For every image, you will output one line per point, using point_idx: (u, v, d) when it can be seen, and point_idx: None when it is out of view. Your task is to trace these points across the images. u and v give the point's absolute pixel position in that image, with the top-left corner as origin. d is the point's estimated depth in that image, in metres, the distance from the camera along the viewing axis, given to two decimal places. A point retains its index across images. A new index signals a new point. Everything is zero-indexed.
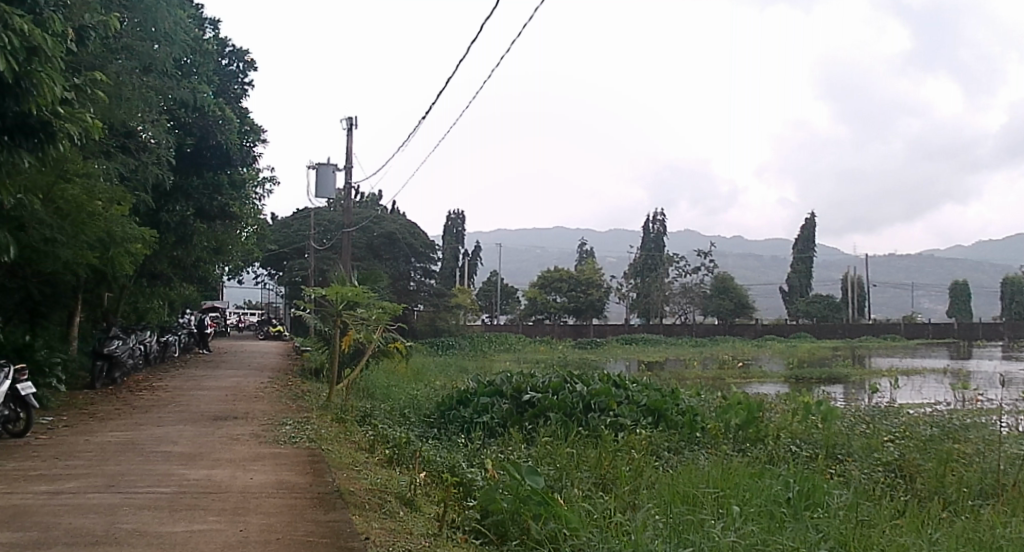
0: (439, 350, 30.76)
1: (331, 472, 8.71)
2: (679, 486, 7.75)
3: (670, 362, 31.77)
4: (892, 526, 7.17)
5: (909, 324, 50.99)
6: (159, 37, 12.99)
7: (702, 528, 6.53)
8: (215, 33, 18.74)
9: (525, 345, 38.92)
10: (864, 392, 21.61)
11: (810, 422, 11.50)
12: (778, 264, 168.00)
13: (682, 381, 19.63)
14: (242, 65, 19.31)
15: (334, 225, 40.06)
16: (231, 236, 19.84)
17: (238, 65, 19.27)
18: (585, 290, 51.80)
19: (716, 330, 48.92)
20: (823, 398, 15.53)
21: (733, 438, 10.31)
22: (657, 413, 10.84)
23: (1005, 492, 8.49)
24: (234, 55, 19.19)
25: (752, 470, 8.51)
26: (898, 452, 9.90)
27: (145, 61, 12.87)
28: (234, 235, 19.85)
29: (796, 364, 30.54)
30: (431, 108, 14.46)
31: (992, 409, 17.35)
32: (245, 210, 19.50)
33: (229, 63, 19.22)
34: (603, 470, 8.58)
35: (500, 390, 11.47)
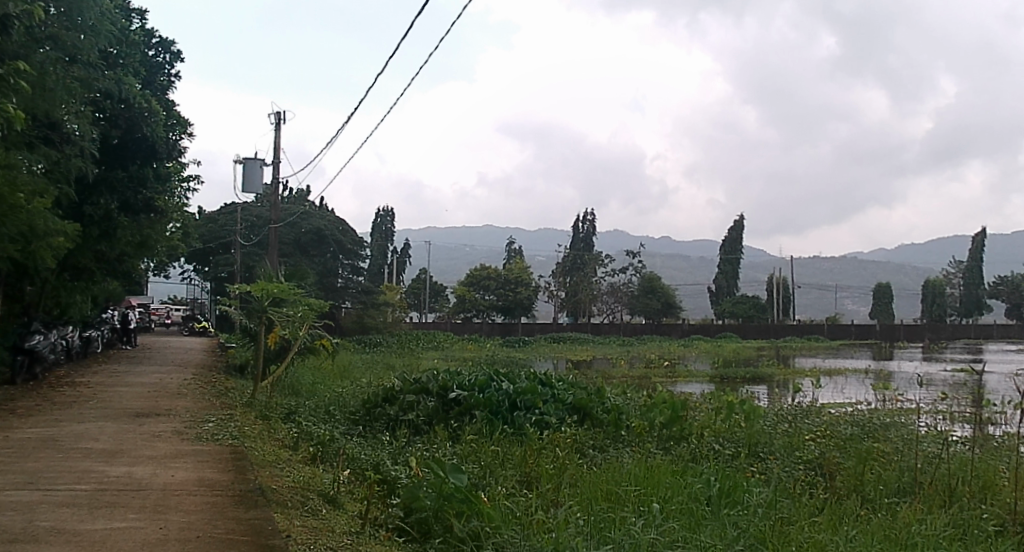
0: (366, 348, 30.42)
1: (253, 469, 8.44)
2: (601, 485, 7.75)
3: (598, 362, 31.95)
4: (810, 523, 7.27)
5: (833, 325, 52.31)
6: (85, 27, 12.56)
7: (624, 524, 6.56)
8: (141, 23, 18.21)
9: (454, 342, 38.75)
10: (788, 391, 22.04)
11: (733, 420, 11.61)
12: (706, 265, 171.13)
13: (611, 381, 19.66)
14: (167, 57, 18.79)
15: (262, 220, 39.26)
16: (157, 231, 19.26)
17: (164, 56, 18.75)
18: (514, 289, 51.84)
19: (643, 329, 49.44)
20: (745, 397, 15.74)
21: (657, 435, 10.29)
22: (582, 411, 10.83)
23: (921, 490, 8.66)
24: (161, 45, 18.68)
25: (675, 468, 8.55)
26: (819, 451, 10.06)
27: (70, 51, 12.35)
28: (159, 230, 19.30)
29: (721, 364, 31.01)
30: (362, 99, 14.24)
31: (910, 410, 17.79)
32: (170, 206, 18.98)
33: (155, 55, 18.69)
34: (527, 468, 8.50)
35: (426, 387, 11.29)
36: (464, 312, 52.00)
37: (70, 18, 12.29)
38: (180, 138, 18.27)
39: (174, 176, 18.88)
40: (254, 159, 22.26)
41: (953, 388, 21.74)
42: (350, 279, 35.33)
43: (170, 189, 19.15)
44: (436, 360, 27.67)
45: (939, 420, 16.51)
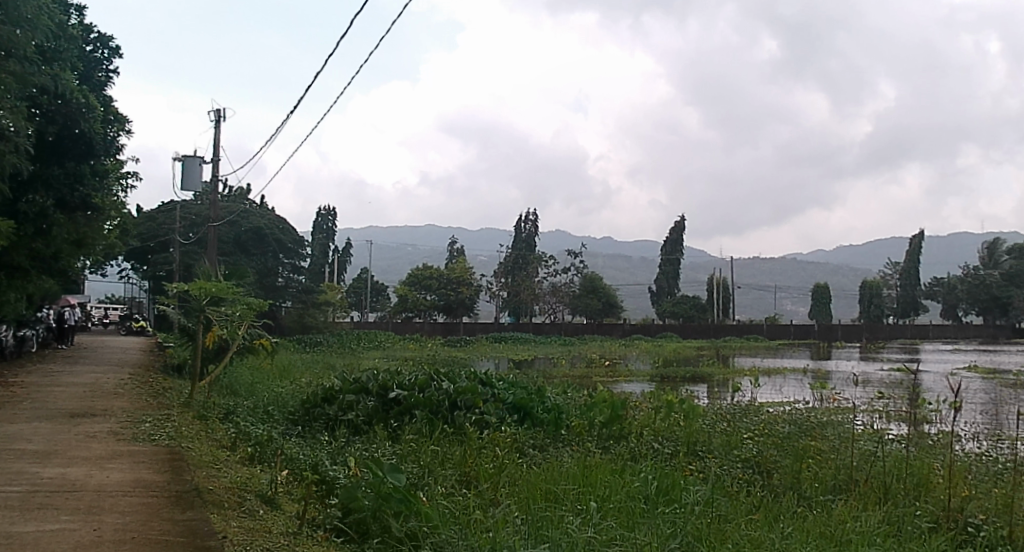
0: (306, 348, 29.83)
1: (190, 470, 8.00)
2: (539, 484, 7.50)
3: (540, 361, 31.83)
4: (747, 520, 7.12)
5: (772, 325, 53.03)
6: (20, 21, 11.87)
7: (561, 523, 6.36)
8: (79, 17, 17.46)
9: (395, 342, 38.28)
10: (728, 391, 22.13)
11: (673, 419, 11.43)
12: (647, 265, 172.71)
13: (550, 381, 19.57)
14: (106, 52, 18.03)
15: (201, 218, 38.24)
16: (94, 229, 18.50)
17: (103, 52, 18.00)
18: (457, 288, 51.41)
19: (584, 329, 49.55)
20: (685, 395, 15.77)
21: (597, 435, 10.04)
22: (522, 411, 10.52)
23: (856, 488, 8.49)
24: (99, 40, 17.91)
25: (613, 466, 8.32)
26: (756, 449, 9.86)
27: (5, 45, 11.71)
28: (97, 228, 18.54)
29: (662, 363, 31.13)
30: (305, 92, 13.77)
31: (847, 408, 18.02)
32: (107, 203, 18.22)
33: (94, 50, 17.92)
34: (466, 468, 8.24)
35: (366, 387, 10.90)
36: (405, 311, 51.58)
37: (5, 11, 11.76)
38: (118, 134, 17.80)
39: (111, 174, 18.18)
40: (193, 156, 21.59)
41: (889, 386, 22.09)
42: (289, 278, 34.29)
43: (107, 188, 18.39)
44: (378, 360, 27.26)
45: (875, 418, 16.70)
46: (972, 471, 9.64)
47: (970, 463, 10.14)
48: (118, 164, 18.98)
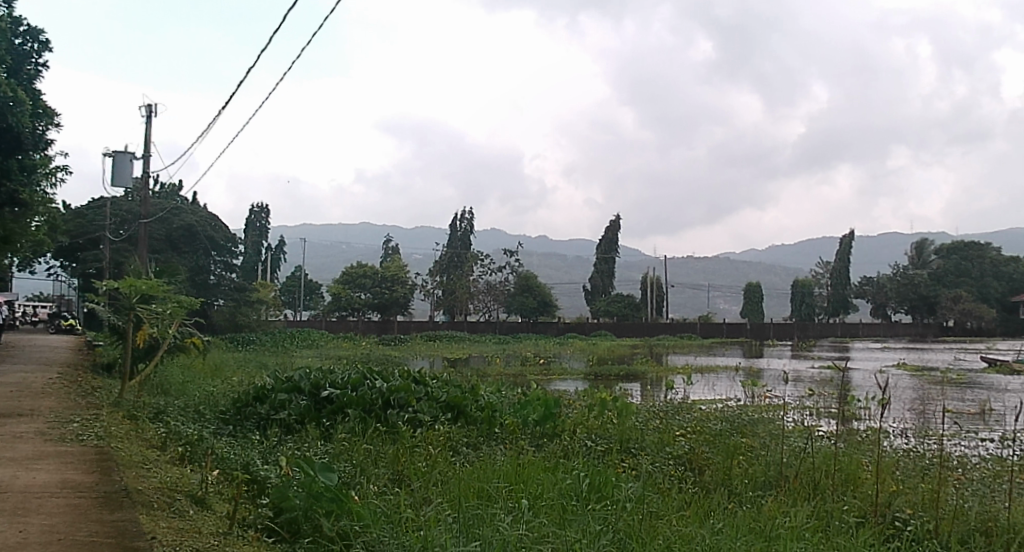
0: (238, 346, 29.12)
1: (118, 470, 7.62)
2: (472, 483, 7.27)
3: (475, 359, 31.58)
4: (679, 516, 6.98)
5: (705, 324, 53.67)
6: None
7: (492, 521, 6.17)
8: (7, 9, 16.72)
9: (329, 341, 37.57)
10: (661, 388, 22.25)
11: (606, 417, 11.26)
12: (582, 264, 173.82)
13: (486, 380, 19.31)
14: (35, 46, 17.30)
15: (132, 215, 37.03)
16: (20, 225, 17.70)
17: (32, 45, 17.26)
18: (391, 287, 50.78)
19: (519, 327, 49.53)
20: (618, 393, 15.75)
21: (530, 433, 9.79)
22: (456, 409, 10.25)
23: (785, 483, 8.31)
24: (28, 34, 17.19)
25: (545, 465, 8.11)
26: (688, 446, 9.60)
27: None
28: (23, 224, 17.75)
29: (597, 362, 31.08)
30: (241, 83, 13.31)
31: (778, 405, 18.23)
32: (36, 198, 17.36)
33: (22, 43, 17.18)
34: (399, 466, 7.99)
35: (298, 386, 10.55)
36: (339, 310, 50.93)
37: None
38: (47, 129, 17.06)
39: (40, 170, 17.47)
40: (124, 153, 20.86)
41: (819, 384, 22.35)
42: (222, 275, 33.15)
43: (35, 184, 17.64)
44: (309, 358, 26.51)
45: (805, 416, 16.82)
46: (900, 467, 9.67)
47: (897, 459, 10.14)
48: (46, 159, 18.22)
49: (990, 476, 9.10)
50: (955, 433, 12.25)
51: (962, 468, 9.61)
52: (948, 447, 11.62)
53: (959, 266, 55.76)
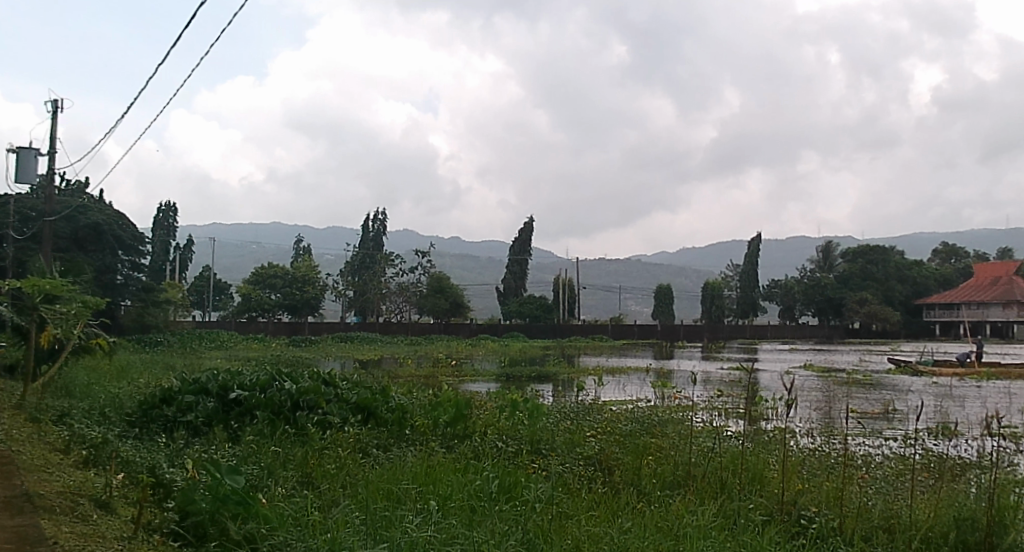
0: (144, 347, 28.09)
1: (19, 474, 7.08)
2: (381, 484, 7.01)
3: (385, 360, 31.09)
4: (588, 516, 6.87)
5: (617, 325, 54.30)
6: None
7: (401, 523, 5.95)
8: None
9: (238, 342, 36.51)
10: (573, 389, 22.32)
11: (517, 418, 11.07)
12: (495, 265, 174.27)
13: (395, 380, 18.94)
14: None
15: (35, 212, 35.23)
16: None
17: None
18: (302, 288, 49.75)
19: (431, 329, 49.09)
20: (531, 394, 15.69)
21: (442, 434, 9.53)
22: (366, 411, 9.94)
23: (694, 482, 8.21)
24: None
25: (456, 466, 7.89)
26: (598, 446, 9.47)
27: None
28: None
29: (510, 363, 31.00)
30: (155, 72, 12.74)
31: (687, 405, 18.53)
32: None
33: None
34: (308, 469, 7.66)
35: (206, 387, 10.08)
36: (249, 311, 48.92)
37: None
38: None
39: None
40: (28, 149, 19.83)
41: (727, 385, 22.72)
42: (130, 274, 31.24)
43: None
44: (219, 360, 25.38)
45: (714, 416, 17.03)
46: (805, 466, 9.80)
47: (802, 459, 10.26)
48: None
49: (893, 474, 9.26)
50: (859, 431, 12.55)
51: (865, 466, 9.81)
52: (852, 446, 11.85)
53: (865, 270, 57.54)
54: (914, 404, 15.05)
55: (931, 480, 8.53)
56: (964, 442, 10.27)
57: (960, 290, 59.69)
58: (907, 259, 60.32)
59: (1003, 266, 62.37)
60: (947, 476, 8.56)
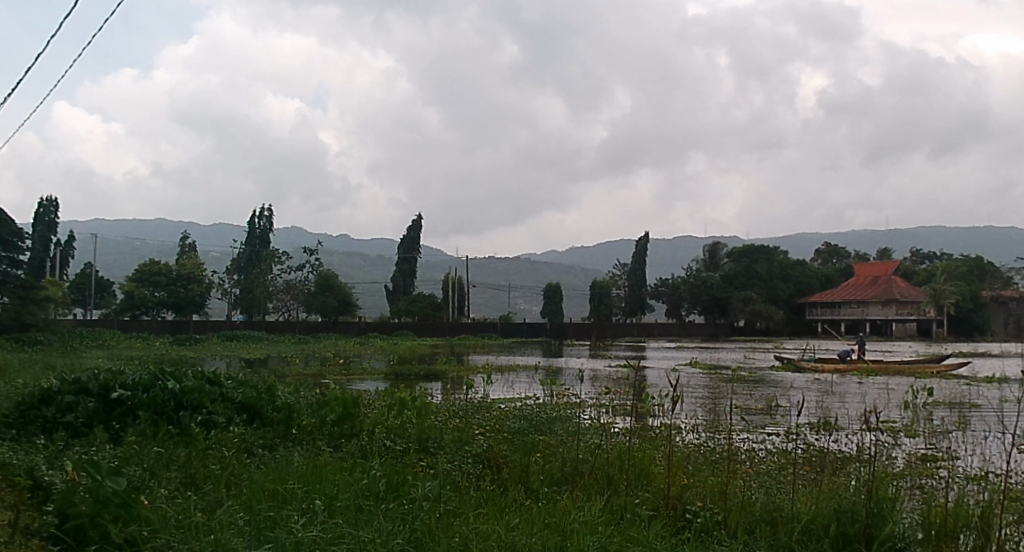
0: (21, 346, 26.41)
1: None
2: (266, 484, 6.68)
3: (273, 359, 30.13)
4: (475, 514, 6.71)
5: (505, 323, 54.36)
6: None
7: (285, 524, 5.65)
8: None
9: (121, 341, 34.79)
10: (463, 387, 22.16)
11: (405, 417, 10.79)
12: (385, 263, 172.59)
13: (282, 380, 18.34)
14: None
15: None
16: None
17: None
18: (187, 285, 47.82)
19: (319, 327, 48.08)
20: (421, 393, 15.43)
21: (329, 434, 9.19)
22: (252, 411, 9.51)
23: (582, 478, 8.14)
24: None
25: (342, 465, 7.59)
26: (486, 444, 9.30)
27: None
28: None
29: (398, 361, 30.55)
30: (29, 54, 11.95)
31: (576, 402, 18.66)
32: None
33: None
34: (192, 470, 7.20)
35: (85, 387, 9.41)
36: (132, 309, 46.67)
37: None
38: None
39: None
40: None
41: (614, 382, 23.04)
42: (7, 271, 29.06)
43: None
44: (98, 361, 24.07)
45: (602, 412, 17.16)
46: (692, 462, 9.90)
47: (688, 454, 10.40)
48: None
49: (776, 468, 9.47)
50: (742, 427, 12.84)
51: (749, 461, 10.01)
52: (736, 441, 12.10)
53: (750, 269, 59.38)
54: (795, 400, 15.59)
55: (813, 474, 8.72)
56: (842, 438, 10.62)
57: (842, 290, 62.25)
58: (790, 259, 62.59)
59: (887, 263, 64.60)
60: (827, 469, 8.78)
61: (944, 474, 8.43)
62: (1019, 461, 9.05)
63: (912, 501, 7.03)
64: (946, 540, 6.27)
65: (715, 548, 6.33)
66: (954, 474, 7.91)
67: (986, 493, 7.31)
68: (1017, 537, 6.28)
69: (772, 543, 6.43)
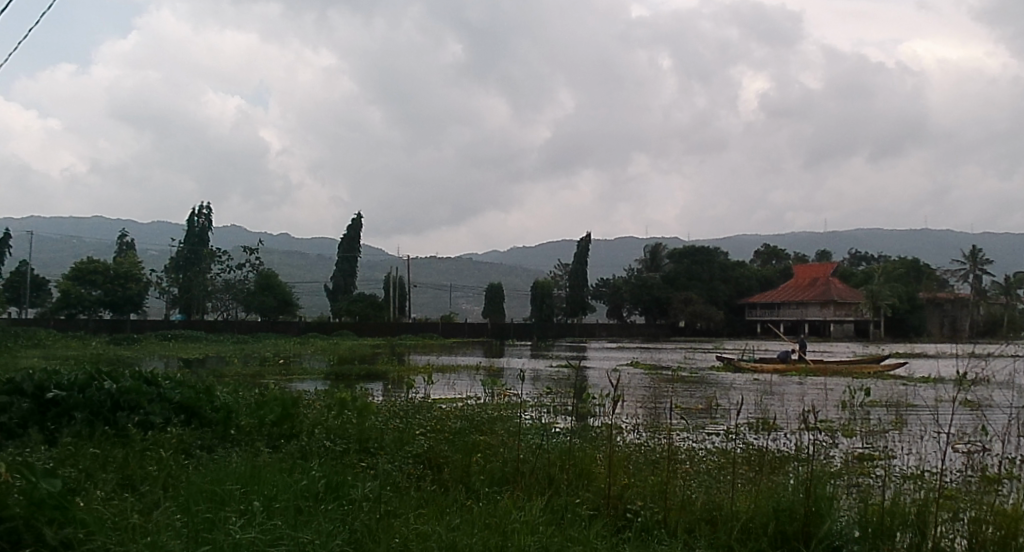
0: None
1: None
2: (204, 486, 6.48)
3: (211, 360, 29.44)
4: (416, 514, 6.60)
5: (446, 324, 54.11)
6: None
7: (223, 526, 5.48)
8: None
9: (55, 340, 33.66)
10: (403, 387, 21.92)
11: (345, 417, 10.61)
12: (325, 262, 170.75)
13: (218, 380, 17.92)
14: None
15: None
16: None
17: None
18: (123, 283, 46.43)
19: (258, 327, 47.28)
20: (360, 393, 15.19)
21: (267, 434, 8.98)
22: (190, 411, 9.25)
23: (522, 479, 8.08)
24: None
25: (281, 466, 7.41)
26: (427, 444, 9.17)
27: None
28: None
29: (338, 361, 30.11)
30: None
31: (516, 402, 18.61)
32: None
33: None
34: (129, 471, 6.93)
35: (17, 383, 9.02)
36: (68, 308, 45.25)
37: None
38: None
39: None
40: None
41: (555, 383, 23.06)
42: None
43: None
44: (29, 360, 23.20)
45: (542, 412, 17.16)
46: (632, 461, 9.92)
47: (629, 454, 10.43)
48: None
49: (716, 467, 9.56)
50: (682, 426, 12.94)
51: (690, 460, 10.08)
52: (677, 440, 12.21)
53: (690, 270, 60.10)
54: (734, 400, 15.80)
55: (752, 472, 8.82)
56: (780, 436, 10.76)
57: (781, 291, 63.35)
58: (730, 260, 63.44)
59: (825, 264, 65.88)
60: (765, 468, 8.89)
61: (880, 472, 8.59)
62: (952, 459, 9.27)
63: (849, 499, 7.13)
64: (883, 537, 6.35)
65: (656, 547, 6.31)
66: (890, 472, 8.06)
67: (920, 490, 7.46)
68: (951, 533, 6.40)
69: (712, 541, 6.47)
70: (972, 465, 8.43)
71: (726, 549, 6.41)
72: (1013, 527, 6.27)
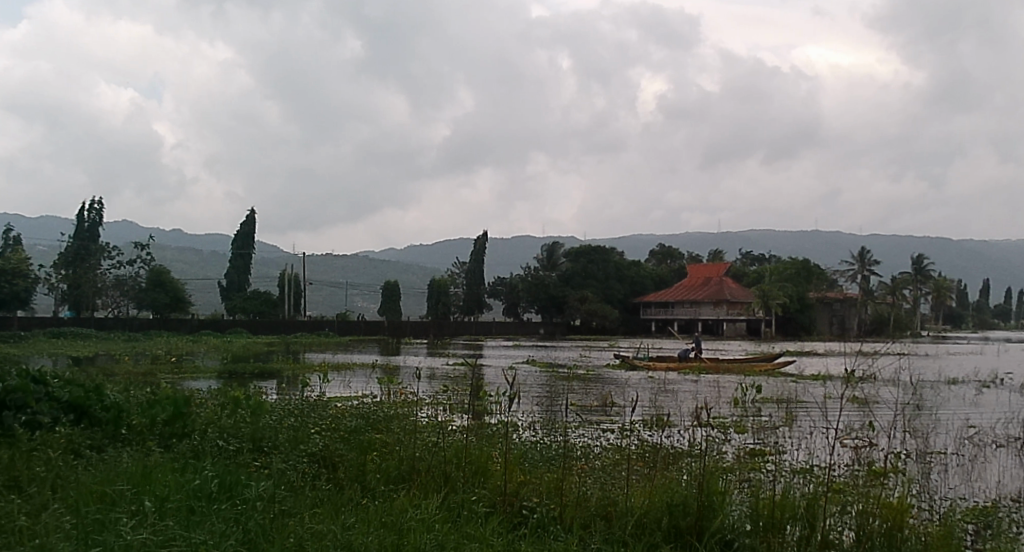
0: None
1: None
2: (94, 486, 6.30)
3: (98, 359, 28.13)
4: (312, 514, 6.56)
5: (342, 322, 53.33)
6: None
7: (115, 526, 5.37)
8: None
9: None
10: (298, 386, 21.48)
11: (239, 416, 10.38)
12: (217, 258, 166.19)
13: (103, 379, 17.17)
14: None
15: None
16: None
17: None
18: (8, 279, 43.72)
19: (149, 324, 45.72)
20: (256, 393, 14.83)
21: (159, 434, 8.73)
22: (79, 410, 8.90)
23: (418, 477, 8.12)
24: None
25: (172, 466, 7.23)
26: (322, 443, 9.08)
27: None
28: None
29: (230, 360, 29.26)
30: None
31: (413, 401, 18.55)
32: None
33: None
34: (14, 473, 6.67)
35: None
36: None
37: None
38: None
39: None
40: None
41: (452, 381, 23.06)
42: None
43: None
44: None
45: (439, 411, 17.19)
46: (528, 458, 10.07)
47: (527, 451, 10.60)
48: None
49: (611, 464, 9.80)
50: (578, 424, 13.19)
51: (585, 456, 10.33)
52: (572, 438, 12.46)
53: (587, 270, 61.04)
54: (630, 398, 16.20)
55: (645, 468, 9.09)
56: (673, 433, 11.11)
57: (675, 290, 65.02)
58: (625, 260, 64.77)
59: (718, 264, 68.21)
60: (659, 463, 9.18)
61: (769, 466, 8.99)
62: (838, 454, 9.80)
63: (739, 493, 7.46)
64: (773, 531, 6.63)
65: (550, 543, 6.45)
66: (778, 466, 8.45)
67: (805, 483, 7.86)
68: (835, 524, 6.75)
69: (606, 536, 6.66)
70: (853, 459, 8.94)
71: (621, 542, 6.62)
72: (896, 519, 6.68)
